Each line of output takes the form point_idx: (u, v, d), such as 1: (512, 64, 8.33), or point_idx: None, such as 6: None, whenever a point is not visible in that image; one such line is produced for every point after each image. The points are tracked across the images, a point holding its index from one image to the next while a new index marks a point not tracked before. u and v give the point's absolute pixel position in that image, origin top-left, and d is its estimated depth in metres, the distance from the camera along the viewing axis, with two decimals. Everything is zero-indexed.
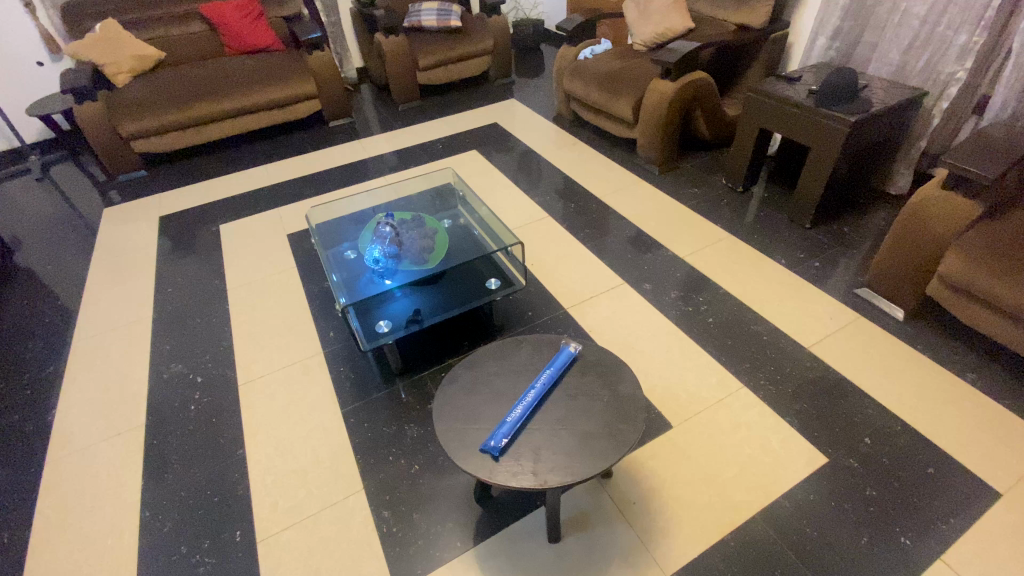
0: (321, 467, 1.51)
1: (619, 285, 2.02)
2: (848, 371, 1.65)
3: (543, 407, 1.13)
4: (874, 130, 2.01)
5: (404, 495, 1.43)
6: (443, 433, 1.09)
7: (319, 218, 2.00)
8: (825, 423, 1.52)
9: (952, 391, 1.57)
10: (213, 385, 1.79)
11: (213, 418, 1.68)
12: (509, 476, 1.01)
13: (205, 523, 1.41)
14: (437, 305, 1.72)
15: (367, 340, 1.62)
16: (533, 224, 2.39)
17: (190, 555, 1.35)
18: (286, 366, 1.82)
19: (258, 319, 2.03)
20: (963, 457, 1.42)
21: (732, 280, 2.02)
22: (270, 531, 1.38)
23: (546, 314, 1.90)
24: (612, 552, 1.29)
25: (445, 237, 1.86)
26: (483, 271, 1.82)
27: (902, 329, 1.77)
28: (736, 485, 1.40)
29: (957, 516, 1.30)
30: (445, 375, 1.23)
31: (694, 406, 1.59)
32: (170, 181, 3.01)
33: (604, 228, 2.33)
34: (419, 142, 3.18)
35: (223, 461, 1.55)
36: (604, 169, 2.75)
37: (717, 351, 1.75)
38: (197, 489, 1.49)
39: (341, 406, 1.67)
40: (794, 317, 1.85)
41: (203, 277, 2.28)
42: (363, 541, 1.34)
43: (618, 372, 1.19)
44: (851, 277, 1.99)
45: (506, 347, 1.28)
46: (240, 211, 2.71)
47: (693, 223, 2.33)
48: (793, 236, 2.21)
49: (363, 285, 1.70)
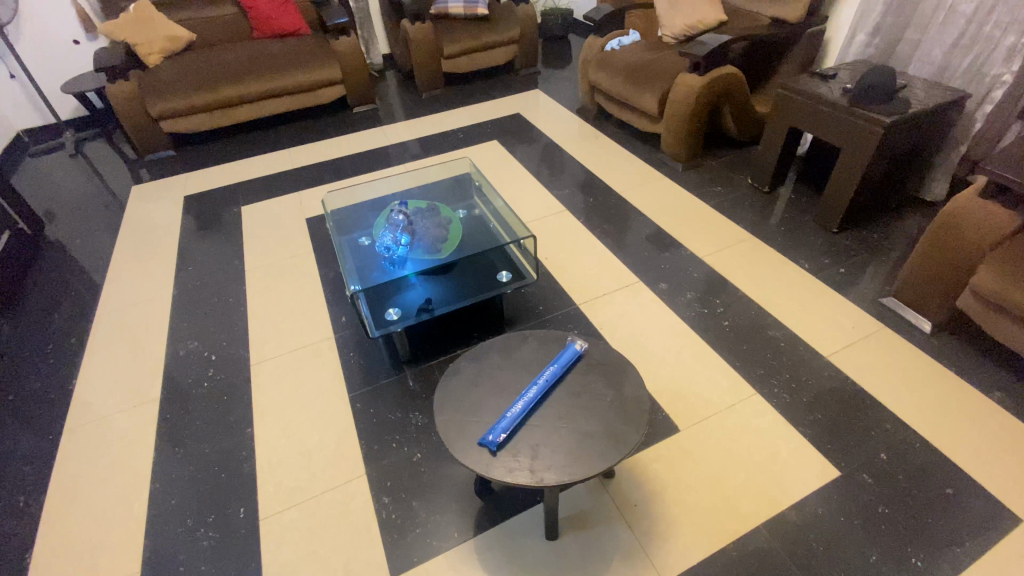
0: (326, 450, 1.53)
1: (634, 283, 1.99)
2: (867, 383, 1.60)
3: (544, 403, 1.11)
4: (911, 133, 1.92)
5: (406, 483, 1.44)
6: (443, 425, 1.09)
7: (336, 203, 2.01)
8: (839, 435, 1.48)
9: (978, 410, 1.50)
10: (226, 363, 1.82)
11: (224, 396, 1.71)
12: (505, 472, 1.00)
13: (211, 498, 1.44)
14: (448, 295, 1.71)
15: (376, 327, 1.62)
16: (549, 217, 2.36)
17: (195, 529, 1.38)
18: (298, 349, 1.84)
19: (273, 300, 2.06)
20: (985, 480, 1.36)
21: (751, 283, 1.96)
22: (274, 510, 1.40)
23: (558, 309, 1.88)
24: (611, 553, 1.28)
25: (459, 228, 1.85)
26: (496, 263, 1.80)
27: (929, 343, 1.70)
28: (742, 493, 1.37)
29: (974, 540, 1.25)
30: (449, 366, 1.22)
31: (703, 410, 1.56)
32: (197, 162, 3.06)
33: (623, 224, 2.29)
34: (441, 130, 3.17)
35: (232, 438, 1.58)
36: (625, 164, 2.70)
37: (730, 355, 1.71)
38: (205, 465, 1.52)
39: (349, 390, 1.68)
40: (814, 324, 1.79)
41: (222, 257, 2.32)
42: (362, 526, 1.36)
43: (623, 372, 1.17)
44: (876, 285, 1.92)
45: (512, 341, 1.26)
46: (262, 193, 2.74)
47: (715, 223, 2.27)
48: (818, 240, 2.14)
49: (375, 272, 1.70)
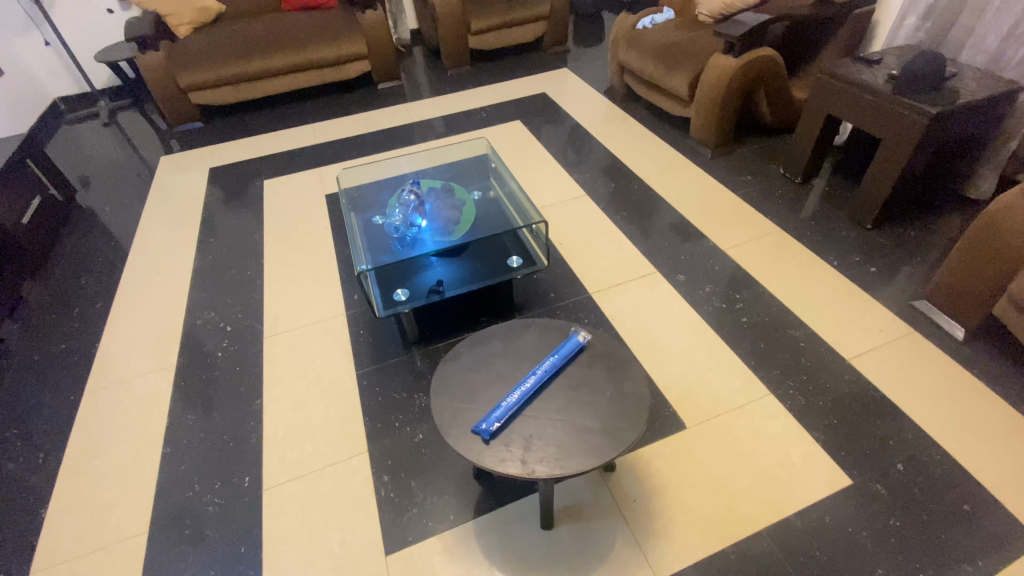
0: (330, 426, 1.55)
1: (650, 274, 1.93)
2: (889, 389, 1.52)
3: (541, 395, 1.09)
4: (960, 125, 1.79)
5: (406, 462, 1.45)
6: (438, 408, 1.08)
7: (351, 182, 2.02)
8: (854, 441, 1.42)
9: (1008, 425, 1.41)
10: (240, 335, 1.86)
11: (236, 367, 1.75)
12: (496, 461, 0.98)
13: (218, 465, 1.48)
14: (458, 277, 1.69)
15: (384, 307, 1.62)
16: (569, 202, 2.31)
17: (201, 494, 1.42)
18: (310, 324, 1.86)
19: (288, 275, 2.08)
20: (1009, 500, 1.28)
21: (774, 279, 1.89)
22: (276, 481, 1.44)
23: (570, 297, 1.84)
24: (604, 547, 1.26)
25: (472, 210, 1.82)
26: (508, 248, 1.77)
27: (962, 351, 1.60)
28: (745, 496, 1.33)
29: (988, 559, 1.19)
30: (449, 350, 1.21)
31: (712, 409, 1.51)
32: (224, 134, 3.10)
33: (643, 212, 2.23)
34: (465, 109, 3.12)
35: (241, 409, 1.62)
36: (651, 149, 2.61)
37: (746, 353, 1.65)
38: (214, 433, 1.56)
39: (357, 368, 1.70)
40: (837, 325, 1.71)
41: (242, 230, 2.35)
42: (360, 503, 1.38)
43: (626, 368, 1.13)
44: (909, 286, 1.82)
45: (514, 329, 1.24)
46: (284, 167, 2.76)
47: (741, 214, 2.18)
48: (850, 236, 2.04)
49: (386, 251, 1.69)
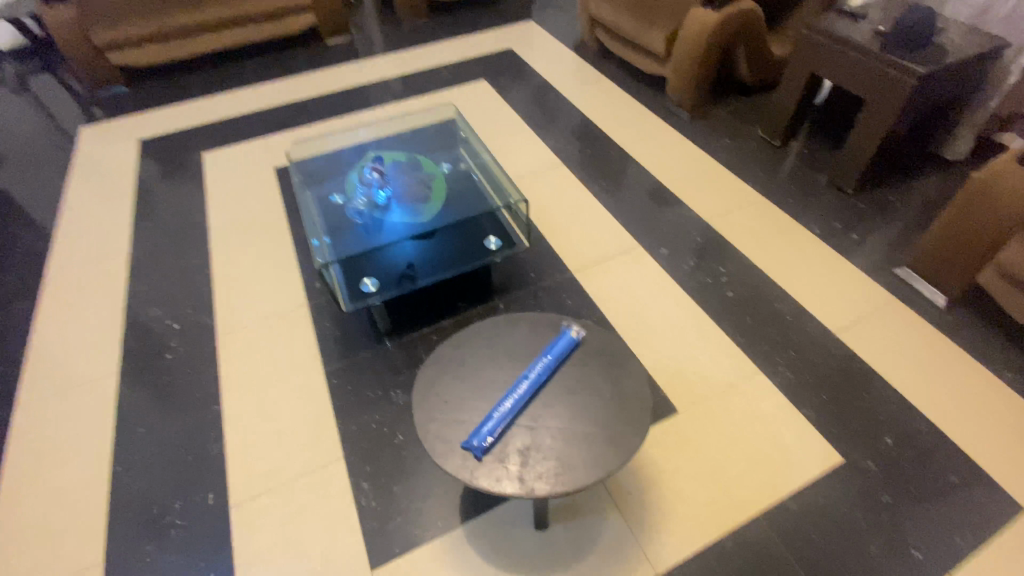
0: (301, 431, 1.43)
1: (633, 248, 1.84)
2: (875, 362, 1.51)
3: (535, 401, 1.00)
4: (945, 85, 1.73)
5: (387, 467, 1.35)
6: (424, 423, 0.98)
7: (303, 157, 1.81)
8: (845, 418, 1.40)
9: (989, 393, 1.43)
10: (190, 333, 1.68)
11: (190, 370, 1.58)
12: (492, 480, 0.90)
13: (177, 483, 1.35)
14: (432, 262, 1.56)
15: (352, 300, 1.48)
16: (543, 171, 2.17)
17: (161, 516, 1.30)
18: (269, 318, 1.70)
19: (241, 262, 1.89)
20: (993, 469, 1.29)
21: (758, 249, 1.83)
22: (245, 496, 1.32)
23: (551, 277, 1.74)
24: (602, 546, 1.22)
25: (443, 186, 1.66)
26: (485, 227, 1.63)
27: (943, 319, 1.60)
28: (741, 480, 1.31)
29: (976, 531, 1.20)
30: (430, 354, 1.10)
31: (703, 390, 1.47)
32: (154, 99, 2.76)
33: (623, 180, 2.11)
34: (425, 67, 2.88)
35: (199, 417, 1.47)
36: (627, 111, 2.48)
37: (735, 329, 1.60)
38: (170, 446, 1.42)
39: (325, 365, 1.56)
40: (823, 297, 1.68)
41: (184, 211, 2.12)
42: (340, 514, 1.28)
43: (623, 365, 1.05)
44: (890, 253, 1.80)
45: (501, 325, 1.14)
46: (227, 137, 2.49)
47: (722, 181, 2.09)
48: (831, 201, 1.99)
49: (350, 237, 1.53)
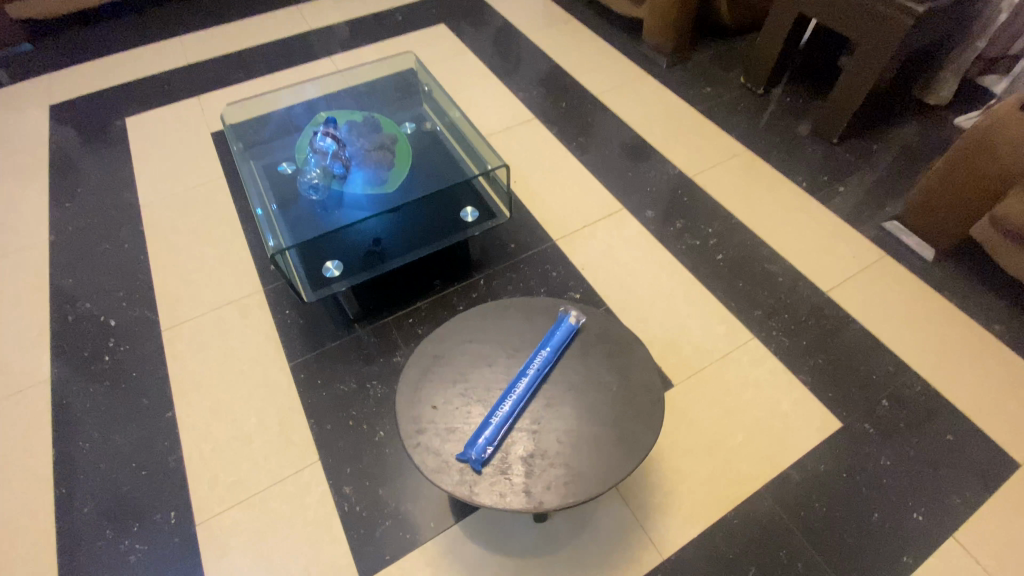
0: (268, 434, 1.29)
1: (617, 211, 1.72)
2: (868, 322, 1.47)
3: (536, 400, 0.90)
4: (938, 25, 1.64)
5: (369, 467, 1.24)
6: (411, 435, 0.87)
7: (241, 120, 1.58)
8: (841, 381, 1.37)
9: (978, 347, 1.42)
10: (130, 330, 1.48)
11: (133, 373, 1.40)
12: (495, 496, 0.81)
13: (132, 503, 1.20)
14: (402, 240, 1.40)
15: (314, 287, 1.32)
16: (515, 128, 1.99)
17: (117, 542, 1.16)
18: (221, 307, 1.52)
19: (182, 245, 1.67)
20: (986, 425, 1.29)
21: (745, 206, 1.74)
22: (212, 511, 1.19)
23: (532, 248, 1.61)
24: (605, 533, 1.17)
25: (407, 150, 1.47)
26: (459, 196, 1.48)
27: (931, 273, 1.57)
28: (741, 453, 1.26)
29: (972, 489, 1.21)
30: (413, 352, 0.97)
31: (697, 360, 1.41)
32: (66, 58, 2.39)
33: (601, 134, 1.96)
34: (375, 11, 2.58)
35: (149, 426, 1.31)
36: (599, 57, 2.29)
37: (726, 294, 1.53)
38: (120, 462, 1.26)
39: (290, 358, 1.41)
40: (812, 255, 1.62)
41: (109, 187, 1.85)
42: (322, 522, 1.17)
43: (629, 353, 0.95)
44: (877, 205, 1.74)
45: (490, 314, 1.02)
46: (153, 99, 2.18)
47: (704, 133, 1.97)
48: (816, 152, 1.91)
49: (305, 215, 1.35)
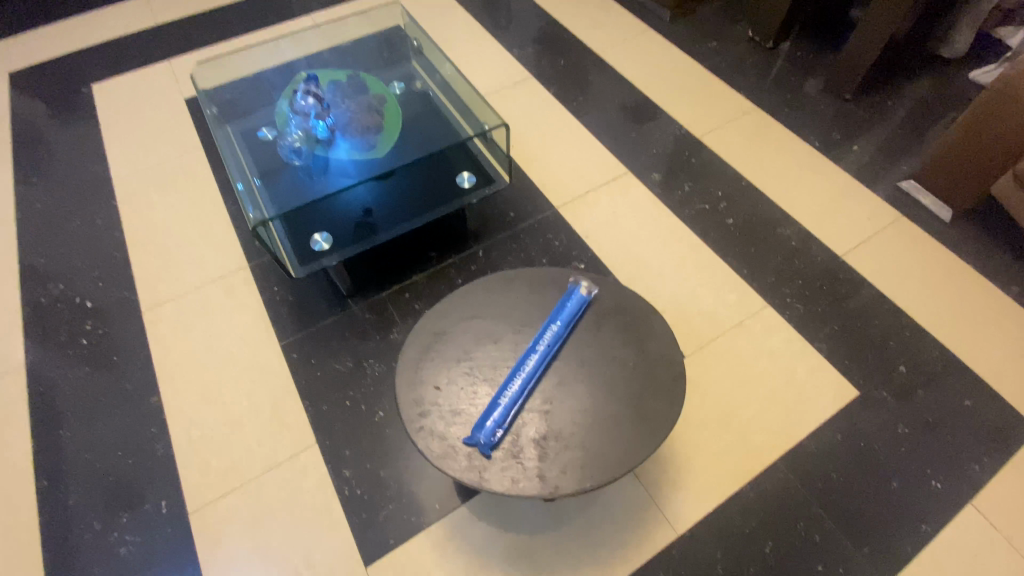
0: (261, 417, 1.23)
1: (621, 175, 1.63)
2: (885, 285, 1.42)
3: (547, 379, 0.84)
4: None
5: (368, 449, 1.18)
6: (413, 419, 0.81)
7: (215, 85, 1.46)
8: (857, 348, 1.32)
9: (997, 309, 1.37)
10: (109, 312, 1.40)
11: (114, 357, 1.32)
12: (507, 481, 0.76)
13: (120, 493, 1.14)
14: (394, 210, 1.31)
15: (302, 261, 1.23)
16: (510, 88, 1.87)
17: (106, 534, 1.10)
18: (205, 285, 1.43)
19: (159, 220, 1.57)
20: (1006, 389, 1.25)
21: (755, 168, 1.66)
22: (205, 499, 1.13)
23: (532, 215, 1.53)
24: (618, 511, 1.12)
25: (397, 111, 1.37)
26: (454, 161, 1.38)
27: (948, 233, 1.51)
28: (756, 425, 1.22)
29: (993, 455, 1.17)
30: (412, 331, 0.90)
31: (708, 330, 1.35)
32: (24, 20, 2.21)
33: (601, 94, 1.85)
34: None
35: (134, 412, 1.24)
36: (598, 11, 2.16)
37: (736, 260, 1.47)
38: (105, 451, 1.20)
39: (281, 338, 1.34)
40: (825, 217, 1.55)
41: (79, 160, 1.73)
42: (321, 508, 1.12)
43: (645, 325, 0.89)
44: (892, 164, 1.67)
45: (494, 287, 0.95)
46: (121, 64, 2.03)
47: (711, 91, 1.87)
48: (828, 109, 1.82)
49: (289, 184, 1.25)
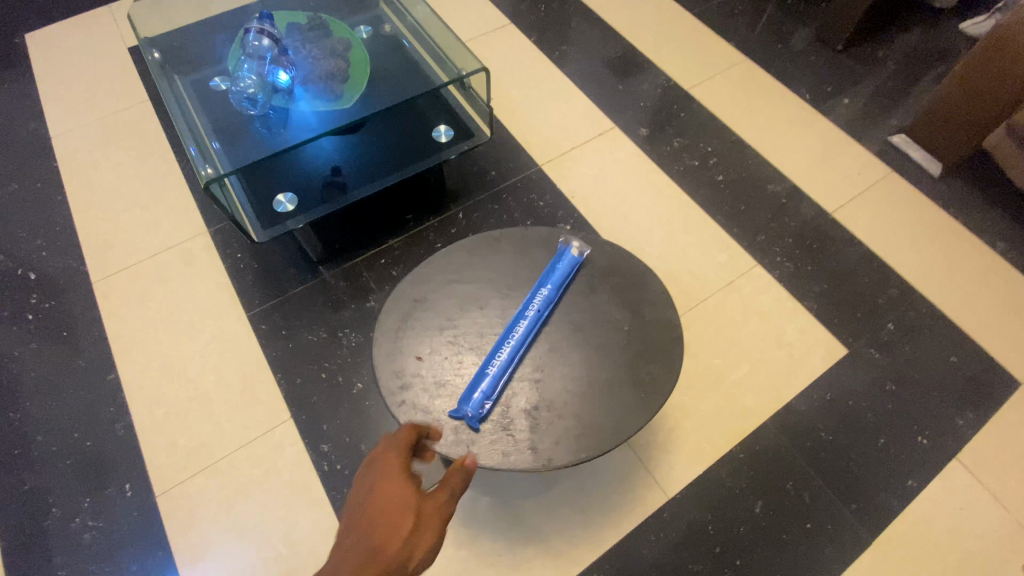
0: (231, 392, 1.15)
1: (607, 131, 1.55)
2: (873, 242, 1.39)
3: (537, 346, 0.78)
4: None
5: (348, 422, 1.12)
6: (394, 393, 0.75)
7: (159, 34, 1.31)
8: (847, 307, 1.30)
9: (983, 264, 1.36)
10: (56, 283, 1.28)
11: (64, 332, 1.22)
12: (497, 455, 0.71)
13: (79, 477, 1.07)
14: (364, 167, 1.21)
15: (264, 224, 1.13)
16: (488, 37, 1.75)
17: (66, 520, 1.03)
18: (161, 253, 1.32)
19: (107, 183, 1.43)
20: (990, 345, 1.26)
21: (745, 122, 1.59)
22: (173, 480, 1.07)
23: (514, 174, 1.45)
24: (608, 477, 1.10)
25: (364, 57, 1.25)
26: (428, 114, 1.28)
27: (937, 189, 1.49)
28: (746, 386, 1.20)
29: (976, 410, 1.18)
30: (389, 298, 0.83)
31: (698, 291, 1.31)
32: None
33: (585, 43, 1.74)
34: None
35: (90, 391, 1.15)
36: None
37: (726, 218, 1.42)
38: (60, 433, 1.11)
39: (248, 308, 1.25)
40: (817, 173, 1.50)
41: (12, 117, 1.56)
42: (300, 484, 1.07)
43: (641, 287, 0.84)
44: (883, 117, 1.62)
45: (478, 250, 0.88)
46: (54, 9, 1.82)
47: (699, 40, 1.78)
48: (819, 59, 1.75)
49: (246, 138, 1.14)
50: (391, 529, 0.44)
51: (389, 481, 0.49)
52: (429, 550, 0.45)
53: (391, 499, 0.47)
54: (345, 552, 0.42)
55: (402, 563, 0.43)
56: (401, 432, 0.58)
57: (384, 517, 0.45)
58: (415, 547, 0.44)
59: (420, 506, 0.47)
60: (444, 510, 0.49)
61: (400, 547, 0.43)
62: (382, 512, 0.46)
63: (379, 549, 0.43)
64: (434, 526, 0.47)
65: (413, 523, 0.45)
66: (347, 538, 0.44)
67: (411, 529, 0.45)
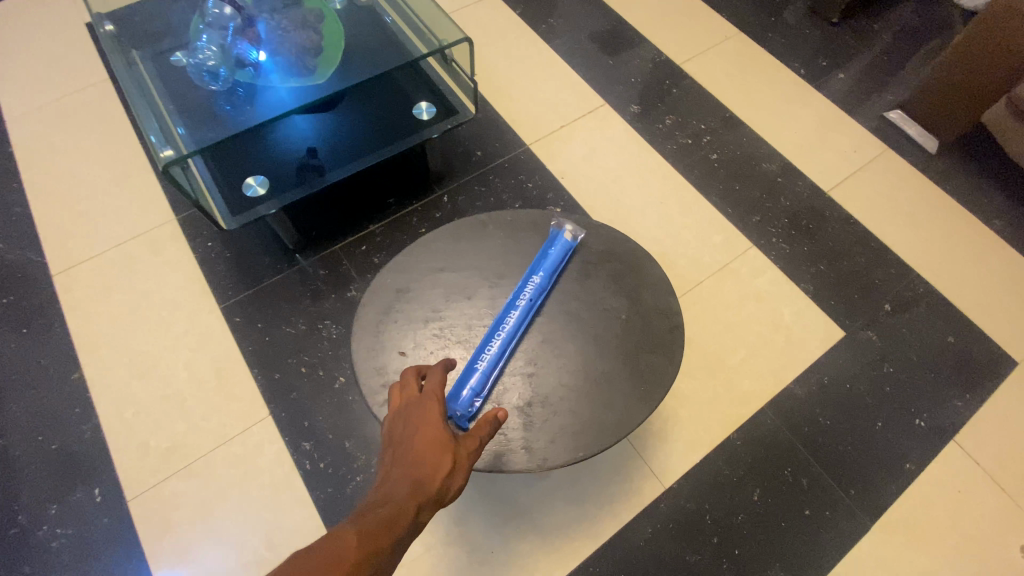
0: (206, 390, 1.09)
1: (596, 108, 1.49)
2: (870, 222, 1.36)
3: (530, 338, 0.74)
4: None
5: (331, 418, 1.07)
6: (377, 391, 0.70)
7: (115, 8, 1.22)
8: (844, 289, 1.27)
9: (980, 243, 1.34)
10: (12, 277, 1.20)
11: (24, 329, 1.14)
12: (490, 456, 0.66)
13: (44, 483, 1.00)
14: (341, 147, 1.14)
15: (233, 209, 1.06)
16: (471, 10, 1.66)
17: (32, 529, 0.97)
18: (127, 243, 1.24)
19: (66, 168, 1.34)
20: (987, 324, 1.24)
21: (739, 98, 1.54)
22: (146, 483, 1.01)
23: (501, 154, 1.38)
24: (603, 468, 1.07)
25: (338, 28, 1.17)
26: (408, 90, 1.20)
27: (934, 166, 1.45)
28: (743, 372, 1.17)
29: (974, 391, 1.16)
30: (369, 289, 0.78)
31: (693, 275, 1.27)
32: None
33: (573, 16, 1.67)
34: None
35: (54, 391, 1.08)
36: None
37: (721, 199, 1.37)
38: (22, 437, 1.04)
39: (221, 300, 1.18)
40: (812, 151, 1.46)
41: None
42: (281, 484, 1.02)
43: (638, 273, 0.79)
44: (879, 92, 1.57)
45: (464, 236, 0.82)
46: None
47: (690, 13, 1.71)
48: (814, 33, 1.69)
49: (211, 116, 1.06)
50: (434, 467, 0.52)
51: (429, 423, 0.57)
52: (462, 485, 0.54)
53: (432, 441, 0.55)
54: (399, 479, 0.51)
55: (442, 493, 0.52)
56: (436, 375, 0.64)
57: (428, 454, 0.53)
58: (452, 484, 0.53)
59: (457, 449, 0.55)
60: (475, 453, 0.57)
61: (441, 483, 0.52)
62: (426, 451, 0.54)
63: (426, 480, 0.51)
64: (467, 467, 0.55)
65: (451, 466, 0.53)
66: (399, 469, 0.52)
67: (449, 469, 0.53)
